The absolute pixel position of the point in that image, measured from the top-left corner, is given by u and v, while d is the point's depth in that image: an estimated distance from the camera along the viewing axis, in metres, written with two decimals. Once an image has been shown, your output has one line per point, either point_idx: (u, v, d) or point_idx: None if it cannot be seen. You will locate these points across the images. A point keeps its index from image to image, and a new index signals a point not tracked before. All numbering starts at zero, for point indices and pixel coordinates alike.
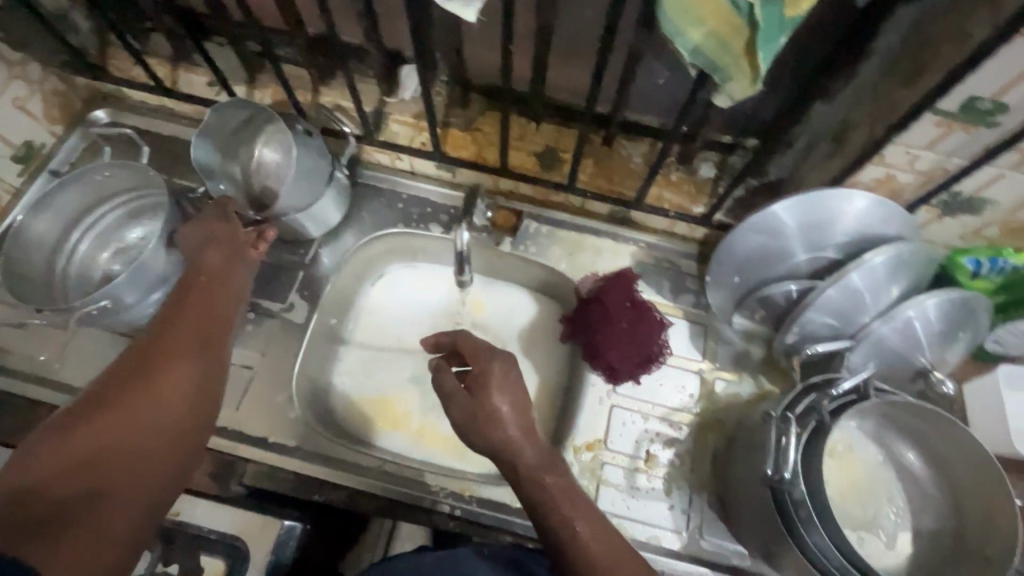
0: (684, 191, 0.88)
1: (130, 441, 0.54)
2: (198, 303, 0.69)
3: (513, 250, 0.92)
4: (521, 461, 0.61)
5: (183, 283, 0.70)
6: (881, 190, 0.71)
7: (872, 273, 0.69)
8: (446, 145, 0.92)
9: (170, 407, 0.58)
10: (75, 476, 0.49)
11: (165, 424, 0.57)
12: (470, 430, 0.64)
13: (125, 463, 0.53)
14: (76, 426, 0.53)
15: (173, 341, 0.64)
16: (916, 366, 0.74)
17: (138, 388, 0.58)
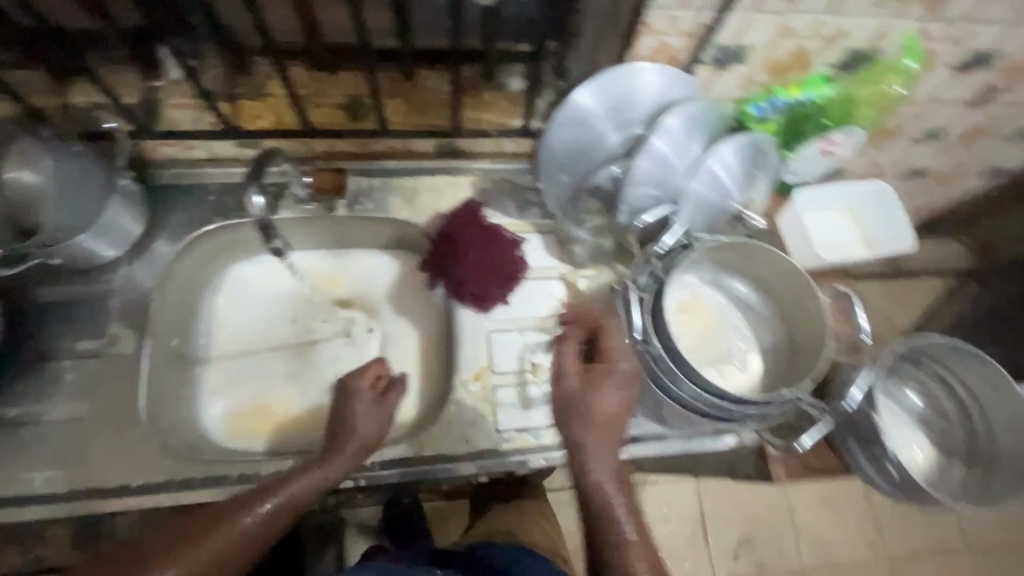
0: (498, 107, 0.88)
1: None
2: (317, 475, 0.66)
3: (349, 211, 0.88)
4: (589, 464, 0.63)
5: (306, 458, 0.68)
6: (661, 59, 0.75)
7: (670, 135, 0.75)
8: (239, 119, 0.83)
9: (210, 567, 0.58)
10: None
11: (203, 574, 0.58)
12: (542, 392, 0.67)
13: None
14: (144, 560, 0.57)
15: (225, 507, 0.62)
16: (732, 211, 0.82)
17: (167, 551, 0.57)
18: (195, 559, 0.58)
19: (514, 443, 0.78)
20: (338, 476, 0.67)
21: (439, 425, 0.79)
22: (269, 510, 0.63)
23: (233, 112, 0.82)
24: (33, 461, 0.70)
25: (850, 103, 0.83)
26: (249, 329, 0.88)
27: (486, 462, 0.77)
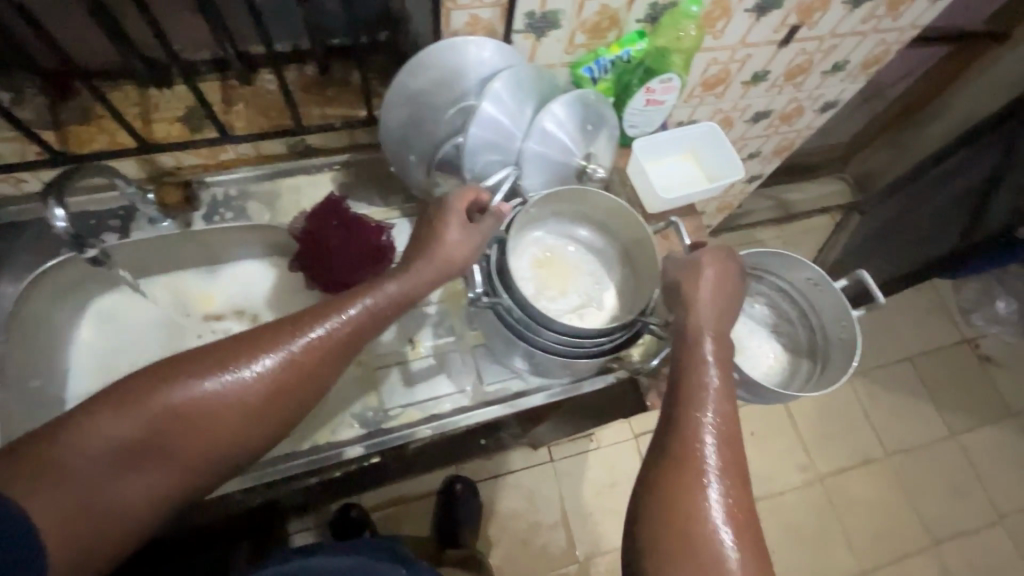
0: (344, 101, 0.90)
1: (233, 417, 0.57)
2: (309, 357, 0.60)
3: (208, 223, 0.86)
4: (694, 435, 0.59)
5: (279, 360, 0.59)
6: (478, 32, 0.80)
7: (496, 101, 0.78)
8: (70, 145, 0.81)
9: (218, 435, 0.57)
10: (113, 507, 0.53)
11: (216, 443, 0.57)
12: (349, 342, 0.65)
13: (188, 454, 0.56)
14: (137, 446, 0.54)
15: (269, 338, 0.60)
16: (576, 166, 0.87)
17: (237, 366, 0.58)
18: (240, 408, 0.58)
19: (401, 419, 0.80)
20: (360, 330, 0.63)
21: (322, 416, 0.79)
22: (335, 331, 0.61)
23: (62, 140, 0.80)
24: None
25: (664, 52, 0.86)
26: (120, 357, 0.87)
27: (373, 441, 0.78)
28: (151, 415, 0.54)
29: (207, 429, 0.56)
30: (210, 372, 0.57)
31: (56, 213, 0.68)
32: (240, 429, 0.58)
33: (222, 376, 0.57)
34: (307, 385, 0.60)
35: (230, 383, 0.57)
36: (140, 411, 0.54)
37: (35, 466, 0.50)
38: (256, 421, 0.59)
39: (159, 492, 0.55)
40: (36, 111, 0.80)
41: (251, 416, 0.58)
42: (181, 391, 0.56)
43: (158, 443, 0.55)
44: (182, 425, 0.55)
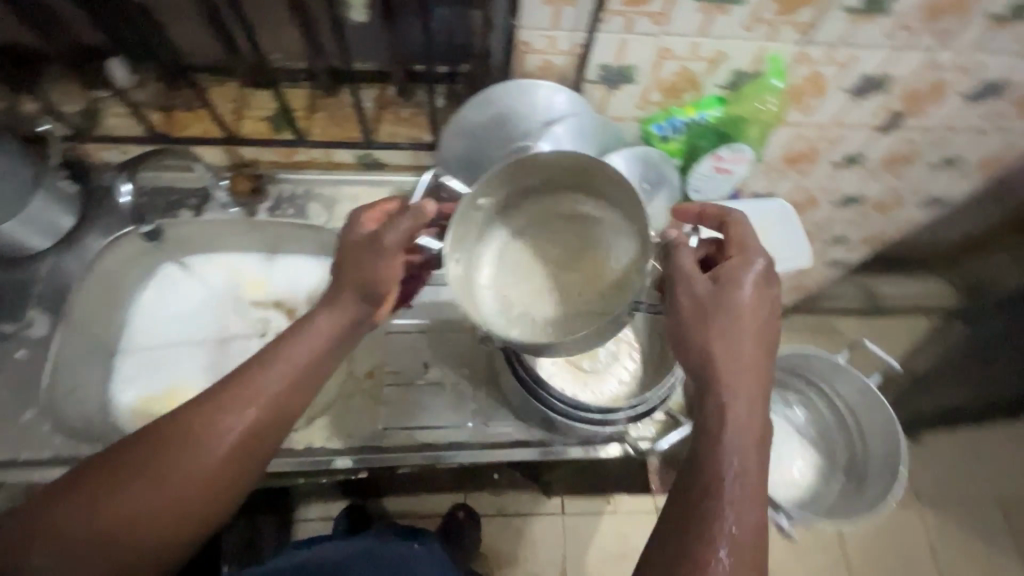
0: (414, 123, 0.94)
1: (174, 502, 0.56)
2: (245, 409, 0.57)
3: (270, 216, 0.93)
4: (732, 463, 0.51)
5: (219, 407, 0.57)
6: (550, 77, 0.81)
7: (551, 145, 0.78)
8: (173, 129, 0.91)
9: (181, 502, 0.56)
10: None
11: (183, 513, 0.56)
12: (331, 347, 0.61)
13: (133, 539, 0.55)
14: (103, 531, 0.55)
15: (209, 409, 0.58)
16: None
17: (179, 449, 0.56)
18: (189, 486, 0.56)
19: (395, 441, 0.79)
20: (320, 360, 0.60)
21: (321, 418, 0.80)
22: (255, 401, 0.58)
23: (167, 123, 0.91)
24: None
25: (741, 120, 0.83)
26: (167, 324, 0.94)
27: (363, 457, 0.78)
28: (107, 502, 0.55)
29: (150, 514, 0.55)
30: (152, 460, 0.56)
31: (120, 189, 0.83)
32: (181, 511, 0.56)
33: (162, 460, 0.56)
34: (250, 450, 0.58)
35: (171, 465, 0.56)
36: (95, 501, 0.55)
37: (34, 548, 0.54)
38: (200, 497, 0.57)
39: (116, 571, 0.56)
40: (152, 93, 0.91)
41: (199, 487, 0.56)
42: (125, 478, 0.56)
43: (108, 531, 0.55)
44: (125, 517, 0.55)
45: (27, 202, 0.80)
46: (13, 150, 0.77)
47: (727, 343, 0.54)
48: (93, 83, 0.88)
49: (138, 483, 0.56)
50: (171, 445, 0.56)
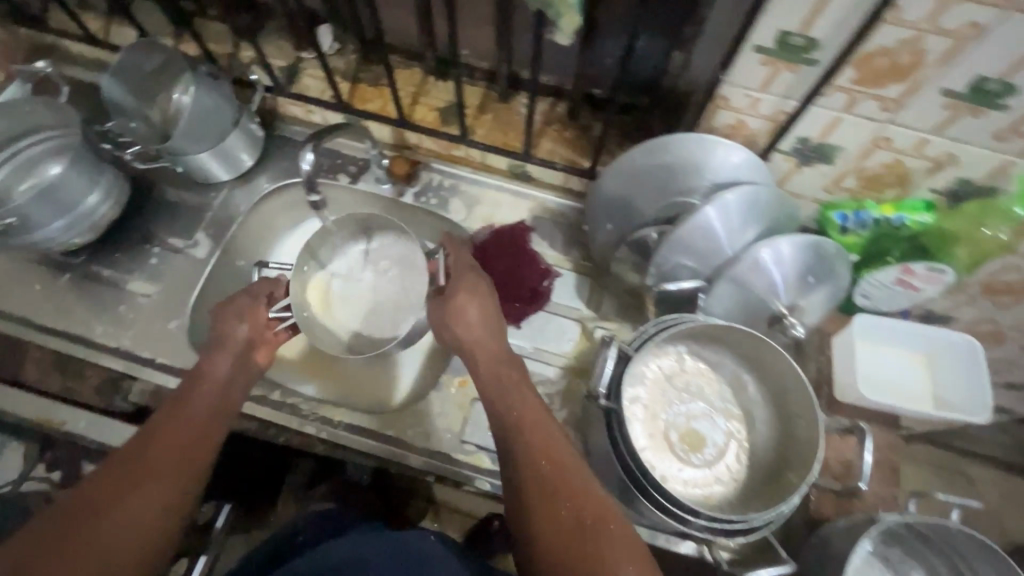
0: (575, 147, 0.92)
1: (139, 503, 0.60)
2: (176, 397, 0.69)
3: (415, 202, 0.96)
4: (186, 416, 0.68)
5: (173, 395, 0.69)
6: (737, 138, 0.74)
7: (720, 213, 0.71)
8: (353, 99, 0.95)
9: (168, 468, 0.63)
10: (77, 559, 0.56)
11: (168, 474, 0.63)
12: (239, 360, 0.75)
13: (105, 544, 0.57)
14: (92, 504, 0.60)
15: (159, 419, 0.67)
16: (773, 311, 0.76)
17: (141, 476, 0.62)
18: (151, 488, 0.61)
19: (469, 457, 0.79)
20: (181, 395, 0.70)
21: (408, 412, 0.81)
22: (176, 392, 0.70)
23: (350, 92, 0.96)
24: (101, 313, 0.85)
25: (949, 237, 0.74)
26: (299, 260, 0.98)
27: (436, 462, 0.78)
28: (100, 487, 0.61)
29: (118, 523, 0.58)
30: (101, 505, 0.59)
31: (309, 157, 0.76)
32: (153, 504, 0.61)
33: (123, 488, 0.60)
34: (196, 441, 0.66)
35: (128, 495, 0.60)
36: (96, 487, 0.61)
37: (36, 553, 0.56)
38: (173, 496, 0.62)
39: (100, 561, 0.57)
40: (347, 65, 0.97)
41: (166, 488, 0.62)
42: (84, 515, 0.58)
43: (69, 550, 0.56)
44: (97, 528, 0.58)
45: (223, 139, 0.88)
46: (222, 89, 0.85)
47: (514, 404, 0.65)
48: (300, 46, 0.96)
49: (134, 464, 0.63)
50: (123, 482, 0.61)
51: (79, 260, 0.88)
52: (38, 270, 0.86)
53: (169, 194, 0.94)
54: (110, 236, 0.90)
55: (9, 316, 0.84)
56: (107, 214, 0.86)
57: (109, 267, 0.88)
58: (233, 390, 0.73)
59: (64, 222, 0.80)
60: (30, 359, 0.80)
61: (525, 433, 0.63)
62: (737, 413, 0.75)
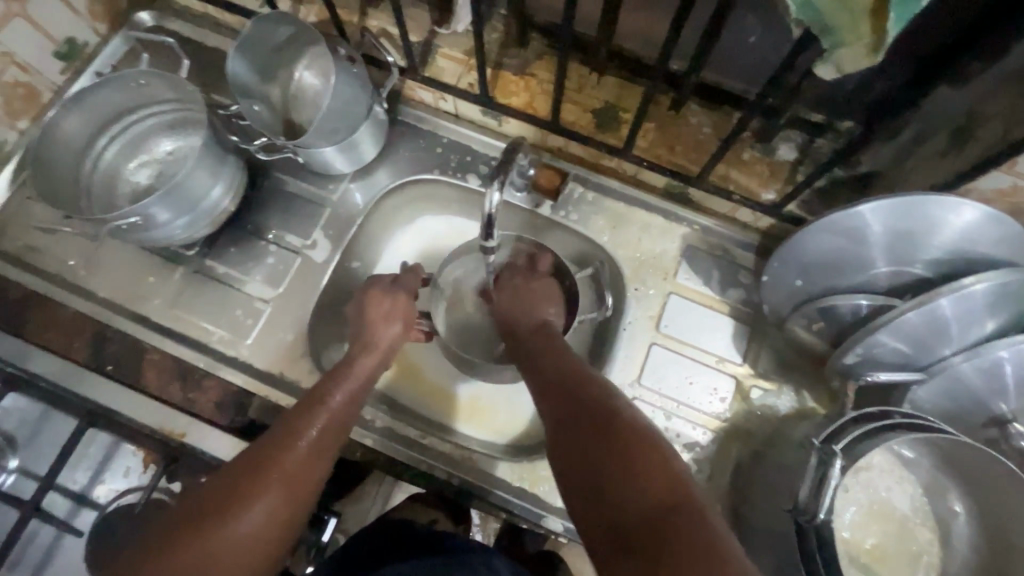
0: (754, 173, 0.77)
1: (238, 521, 0.52)
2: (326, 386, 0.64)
3: (552, 215, 0.84)
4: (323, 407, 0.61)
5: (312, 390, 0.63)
6: (998, 204, 0.60)
7: (969, 300, 0.58)
8: (494, 90, 0.82)
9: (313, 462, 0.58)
10: (212, 553, 0.51)
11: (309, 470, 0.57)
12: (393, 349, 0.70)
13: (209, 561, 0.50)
14: (235, 490, 0.54)
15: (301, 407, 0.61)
16: (993, 412, 0.64)
17: (254, 481, 0.54)
18: (265, 492, 0.54)
19: None
20: (323, 384, 0.64)
21: (542, 465, 0.74)
22: (329, 380, 0.64)
23: (492, 81, 0.82)
24: (220, 316, 0.79)
25: None
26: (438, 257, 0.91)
27: (573, 527, 0.72)
28: (236, 469, 0.56)
29: (216, 541, 0.51)
30: (209, 516, 0.52)
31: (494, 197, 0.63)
32: (257, 516, 0.53)
33: (233, 494, 0.53)
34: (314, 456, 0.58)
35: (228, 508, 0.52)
36: (228, 474, 0.55)
37: (167, 540, 0.51)
38: (296, 495, 0.56)
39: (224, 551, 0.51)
40: (490, 45, 0.82)
41: (287, 484, 0.55)
42: (196, 522, 0.52)
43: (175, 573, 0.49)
44: (197, 546, 0.50)
45: (354, 131, 0.77)
46: (360, 77, 0.74)
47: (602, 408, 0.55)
48: (438, 20, 0.83)
49: (273, 452, 0.57)
50: (236, 485, 0.54)
51: (193, 253, 0.81)
52: (152, 261, 0.80)
53: (285, 183, 0.85)
54: (223, 229, 0.82)
55: (125, 311, 0.79)
56: (227, 208, 0.78)
57: (225, 264, 0.81)
58: (353, 401, 0.64)
59: (185, 219, 0.73)
60: (149, 364, 0.78)
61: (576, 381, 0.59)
62: (929, 522, 0.66)
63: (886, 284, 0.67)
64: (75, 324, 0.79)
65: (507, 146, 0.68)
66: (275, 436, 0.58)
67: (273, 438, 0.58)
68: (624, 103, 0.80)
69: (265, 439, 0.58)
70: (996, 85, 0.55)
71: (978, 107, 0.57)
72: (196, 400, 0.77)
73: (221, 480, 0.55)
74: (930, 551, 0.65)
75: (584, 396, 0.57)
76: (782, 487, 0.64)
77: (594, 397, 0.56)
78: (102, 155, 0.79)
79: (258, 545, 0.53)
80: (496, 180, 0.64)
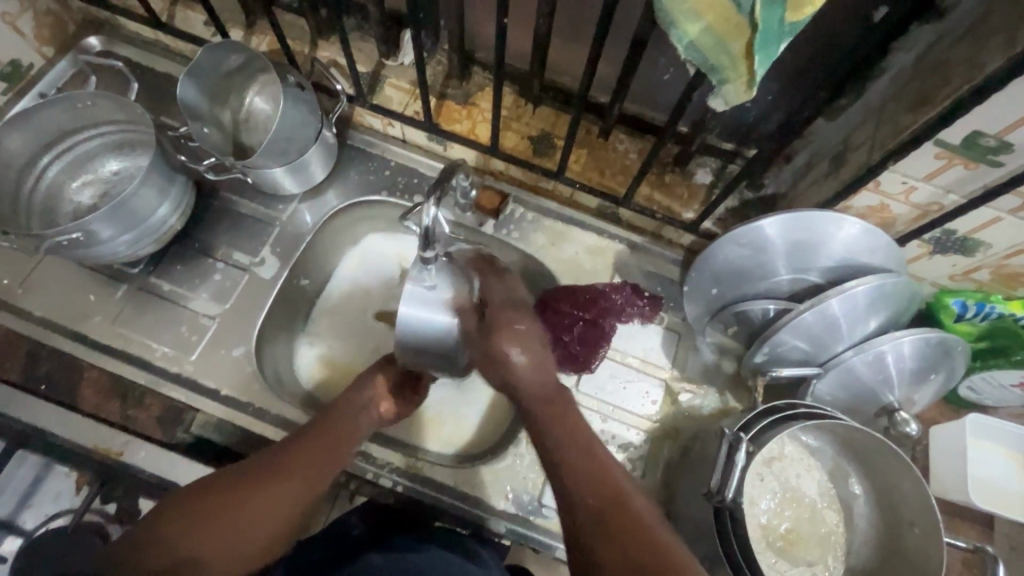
0: (675, 195, 0.86)
1: (266, 508, 0.61)
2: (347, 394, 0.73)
3: (494, 233, 0.89)
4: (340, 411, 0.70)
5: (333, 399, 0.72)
6: (872, 219, 0.69)
7: (852, 300, 0.66)
8: (438, 117, 0.88)
9: (330, 453, 0.66)
10: (239, 522, 0.60)
11: (327, 458, 0.66)
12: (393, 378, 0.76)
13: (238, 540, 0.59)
14: (264, 475, 0.63)
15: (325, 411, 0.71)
16: (883, 402, 0.72)
17: (286, 469, 0.64)
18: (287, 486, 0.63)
19: (548, 523, 0.75)
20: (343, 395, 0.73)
21: (485, 469, 0.77)
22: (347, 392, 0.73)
23: (436, 109, 0.88)
24: (163, 332, 0.79)
25: None
26: (368, 273, 0.93)
27: (517, 529, 0.75)
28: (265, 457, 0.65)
29: (245, 524, 0.60)
30: (241, 497, 0.61)
31: (431, 212, 0.64)
32: (280, 506, 0.62)
33: (260, 484, 0.62)
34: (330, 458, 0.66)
35: (256, 494, 0.61)
36: (258, 460, 0.64)
37: (200, 507, 0.59)
38: (316, 480, 0.65)
39: (253, 522, 0.60)
40: (434, 76, 0.89)
41: (308, 472, 0.64)
42: (230, 496, 0.61)
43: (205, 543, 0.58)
44: (231, 516, 0.60)
45: (302, 153, 0.80)
46: (308, 102, 0.78)
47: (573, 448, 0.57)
48: (385, 53, 0.89)
49: (299, 443, 0.66)
50: (264, 475, 0.63)
51: (137, 271, 0.81)
52: (93, 279, 0.80)
53: (234, 203, 0.87)
54: (170, 247, 0.83)
55: (61, 330, 0.78)
56: (173, 226, 0.80)
57: (170, 281, 0.82)
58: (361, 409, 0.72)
59: (129, 236, 0.74)
60: (87, 382, 0.77)
61: (575, 435, 0.58)
62: (835, 505, 0.72)
63: (789, 290, 0.75)
64: (9, 343, 0.77)
65: (450, 162, 0.72)
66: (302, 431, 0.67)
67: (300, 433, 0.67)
68: (558, 130, 0.88)
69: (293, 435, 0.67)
70: (861, 118, 0.65)
71: (850, 136, 0.67)
72: (136, 417, 0.76)
73: (252, 465, 0.64)
74: (837, 532, 0.71)
75: (599, 481, 0.54)
76: (702, 477, 0.69)
77: (560, 411, 0.60)
78: (45, 174, 0.80)
79: (279, 516, 0.62)
80: (433, 197, 0.64)
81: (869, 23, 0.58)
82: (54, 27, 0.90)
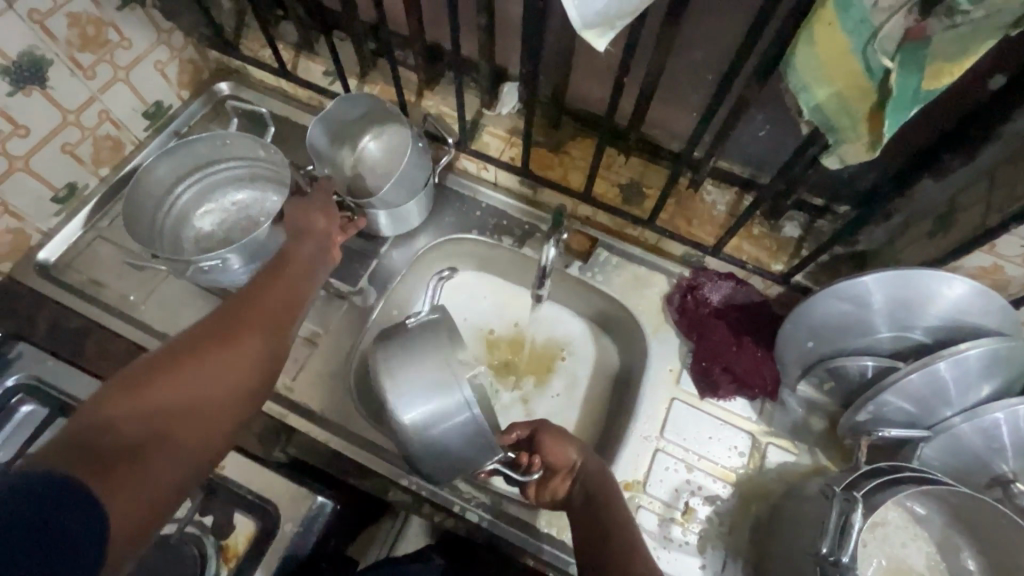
0: (763, 246, 0.87)
1: (229, 369, 0.58)
2: (284, 275, 0.71)
3: (579, 274, 0.91)
4: (269, 287, 0.69)
5: (270, 266, 0.71)
6: (984, 280, 0.69)
7: (964, 364, 0.64)
8: (532, 163, 0.93)
9: (275, 314, 0.66)
10: (199, 391, 0.55)
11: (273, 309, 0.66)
12: (314, 259, 0.74)
13: (210, 410, 0.55)
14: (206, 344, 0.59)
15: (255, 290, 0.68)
16: (995, 472, 0.69)
17: (228, 335, 0.61)
18: (243, 350, 0.60)
19: None
20: (275, 277, 0.70)
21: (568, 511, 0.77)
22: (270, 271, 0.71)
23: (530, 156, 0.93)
24: None
25: None
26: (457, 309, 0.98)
27: None
28: (197, 335, 0.60)
29: (218, 388, 0.56)
30: (189, 362, 0.56)
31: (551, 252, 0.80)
32: (248, 357, 0.60)
33: (209, 350, 0.58)
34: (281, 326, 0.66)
35: (215, 358, 0.58)
36: (196, 338, 0.59)
37: (131, 390, 0.52)
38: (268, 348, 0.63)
39: (220, 388, 0.56)
40: None
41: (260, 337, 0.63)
42: (166, 365, 0.55)
43: (161, 415, 0.51)
44: (180, 380, 0.54)
45: (414, 193, 0.85)
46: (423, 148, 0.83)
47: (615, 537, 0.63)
48: (486, 102, 0.95)
49: (235, 318, 0.63)
50: (206, 344, 0.59)
51: None
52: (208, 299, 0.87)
53: None
54: None
55: None
56: None
57: None
58: (307, 283, 0.72)
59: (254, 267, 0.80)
60: None
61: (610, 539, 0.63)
62: None
63: (889, 347, 0.74)
64: (129, 353, 0.84)
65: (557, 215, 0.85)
66: (227, 314, 0.64)
67: (231, 313, 0.64)
68: (647, 180, 0.91)
69: (223, 317, 0.63)
70: (971, 179, 0.66)
71: (957, 198, 0.67)
72: None
73: (182, 343, 0.59)
74: None
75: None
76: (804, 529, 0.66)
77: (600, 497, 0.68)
78: (178, 199, 0.88)
79: (245, 377, 0.59)
80: (552, 239, 0.81)
81: (984, 91, 0.60)
82: (191, 73, 1.01)
